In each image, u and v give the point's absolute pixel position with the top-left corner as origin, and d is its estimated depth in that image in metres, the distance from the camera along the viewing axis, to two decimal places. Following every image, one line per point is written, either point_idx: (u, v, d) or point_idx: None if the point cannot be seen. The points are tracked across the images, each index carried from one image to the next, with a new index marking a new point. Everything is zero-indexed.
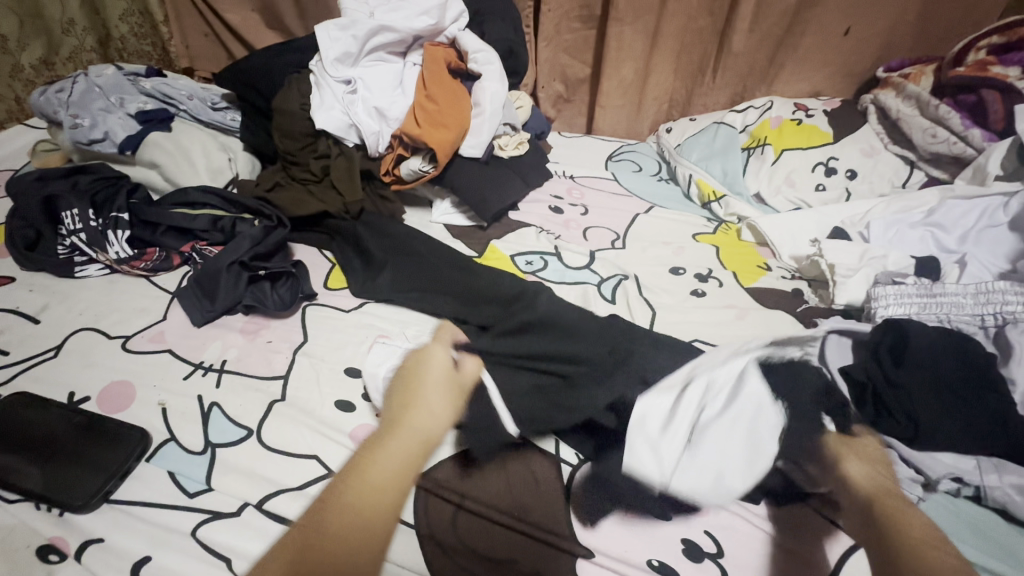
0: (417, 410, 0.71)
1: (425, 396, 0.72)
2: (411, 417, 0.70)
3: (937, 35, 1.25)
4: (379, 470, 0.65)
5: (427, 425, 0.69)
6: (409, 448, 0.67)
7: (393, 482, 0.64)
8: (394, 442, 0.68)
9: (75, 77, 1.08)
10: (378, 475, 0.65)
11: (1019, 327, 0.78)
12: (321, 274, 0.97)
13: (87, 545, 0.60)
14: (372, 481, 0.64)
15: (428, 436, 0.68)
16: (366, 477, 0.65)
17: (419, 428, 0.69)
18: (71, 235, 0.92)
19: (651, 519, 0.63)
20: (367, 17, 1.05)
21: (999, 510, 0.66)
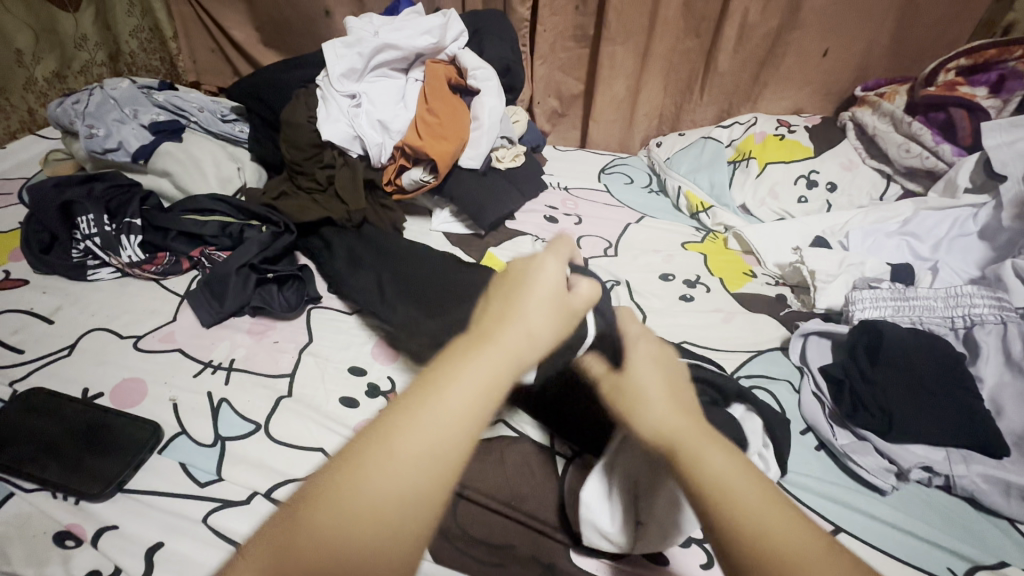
0: (512, 321, 0.43)
1: (525, 304, 0.45)
2: (500, 331, 0.42)
3: (909, 56, 1.33)
4: (442, 399, 0.37)
5: (529, 332, 0.43)
6: (486, 374, 0.39)
7: (458, 425, 0.37)
8: (474, 367, 0.39)
9: (91, 90, 1.13)
10: (433, 422, 0.37)
11: (986, 328, 0.83)
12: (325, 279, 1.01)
13: (102, 532, 0.62)
14: (424, 433, 0.36)
15: (521, 354, 0.42)
16: (390, 447, 0.35)
17: (507, 344, 0.41)
18: (85, 239, 0.95)
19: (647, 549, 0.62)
20: (372, 36, 1.10)
21: (968, 499, 0.70)
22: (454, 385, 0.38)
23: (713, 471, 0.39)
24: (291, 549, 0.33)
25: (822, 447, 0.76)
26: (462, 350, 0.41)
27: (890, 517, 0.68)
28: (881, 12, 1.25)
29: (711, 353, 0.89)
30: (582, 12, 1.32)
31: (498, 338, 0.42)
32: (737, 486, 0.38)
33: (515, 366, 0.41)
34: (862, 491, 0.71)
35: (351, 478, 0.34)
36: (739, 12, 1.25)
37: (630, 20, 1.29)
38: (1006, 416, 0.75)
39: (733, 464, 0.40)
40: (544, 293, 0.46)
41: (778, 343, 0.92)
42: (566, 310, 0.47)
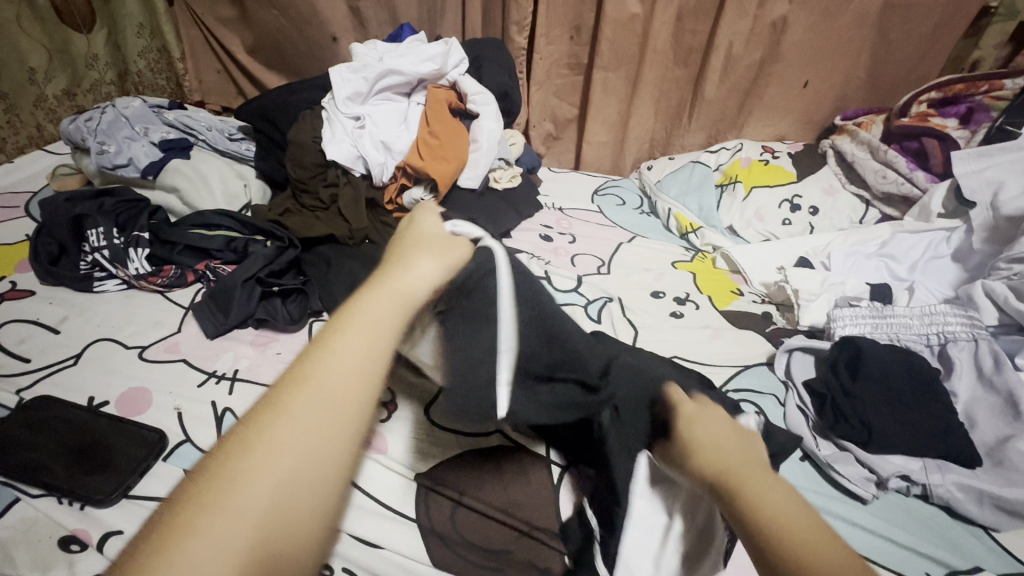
0: (401, 271, 0.52)
1: (410, 260, 0.55)
2: (386, 279, 0.51)
3: (884, 89, 1.41)
4: (339, 351, 0.43)
5: (411, 278, 0.52)
6: (379, 315, 0.47)
7: (360, 368, 0.43)
8: (362, 309, 0.47)
9: (103, 108, 1.17)
10: (334, 372, 0.42)
11: (959, 345, 0.88)
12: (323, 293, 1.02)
13: (107, 537, 0.63)
14: (323, 390, 0.41)
15: (411, 295, 0.51)
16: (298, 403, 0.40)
17: (395, 290, 0.50)
18: (93, 252, 0.98)
19: None
20: (377, 62, 1.16)
21: (945, 507, 0.74)
22: (346, 336, 0.44)
23: (781, 516, 0.41)
24: (200, 500, 0.35)
25: (807, 458, 0.79)
26: (356, 302, 0.48)
27: (873, 525, 0.71)
28: (857, 47, 1.33)
29: (700, 368, 0.93)
30: (576, 42, 1.39)
31: (388, 285, 0.50)
32: (784, 513, 0.41)
33: (408, 305, 0.50)
34: (846, 500, 0.74)
35: (266, 439, 0.38)
36: (725, 44, 1.32)
37: (621, 50, 1.36)
38: (979, 428, 0.79)
39: (792, 504, 0.43)
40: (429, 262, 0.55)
41: (764, 359, 0.95)
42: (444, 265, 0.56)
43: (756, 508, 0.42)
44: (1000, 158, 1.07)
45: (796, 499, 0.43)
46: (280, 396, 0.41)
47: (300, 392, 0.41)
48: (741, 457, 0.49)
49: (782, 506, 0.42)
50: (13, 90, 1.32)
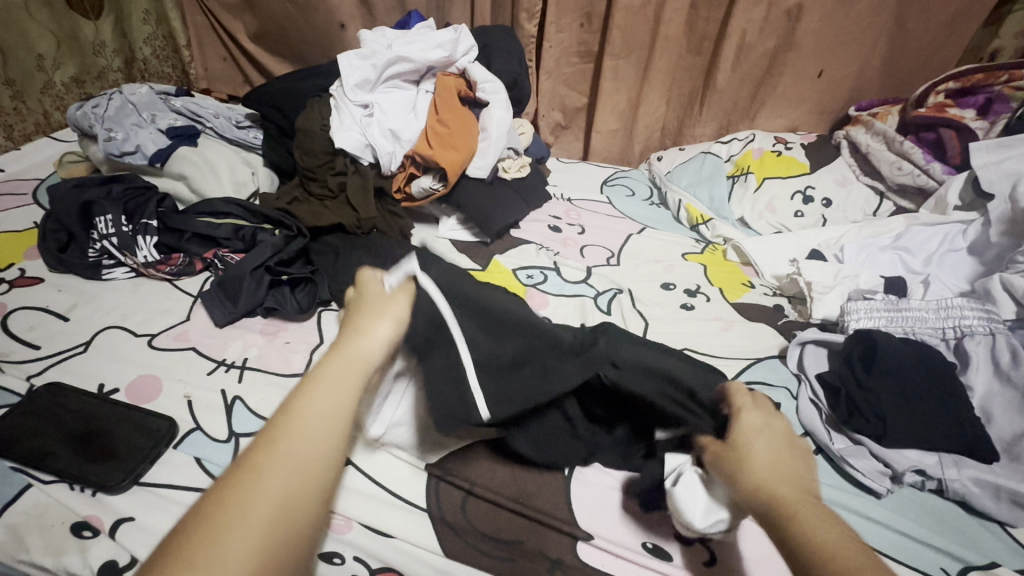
0: (360, 337, 0.54)
1: (374, 321, 0.56)
2: (345, 345, 0.53)
3: (900, 79, 1.39)
4: (304, 415, 0.45)
5: (368, 346, 0.53)
6: (341, 382, 0.48)
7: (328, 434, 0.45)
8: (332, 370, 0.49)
9: (110, 94, 1.16)
10: (300, 437, 0.44)
11: (976, 339, 0.87)
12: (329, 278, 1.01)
13: (119, 523, 0.63)
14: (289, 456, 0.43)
15: (367, 361, 0.52)
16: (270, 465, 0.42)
17: (350, 357, 0.51)
18: (101, 239, 0.97)
19: (655, 557, 0.63)
20: (386, 49, 1.14)
21: (960, 501, 0.73)
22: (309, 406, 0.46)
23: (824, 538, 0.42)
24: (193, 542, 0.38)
25: (819, 451, 0.78)
26: (316, 371, 0.49)
27: (887, 519, 0.70)
28: (873, 36, 1.31)
29: (712, 360, 0.92)
30: (587, 29, 1.37)
31: (349, 352, 0.52)
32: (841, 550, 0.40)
33: (365, 372, 0.51)
34: (859, 493, 0.74)
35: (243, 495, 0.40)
36: (738, 32, 1.30)
37: (632, 37, 1.34)
38: (995, 423, 0.78)
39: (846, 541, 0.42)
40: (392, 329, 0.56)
41: (776, 352, 0.95)
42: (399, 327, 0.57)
43: (805, 537, 0.42)
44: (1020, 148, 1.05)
45: (841, 531, 0.43)
46: (251, 462, 0.42)
47: (267, 461, 0.42)
48: (792, 484, 0.47)
49: (828, 536, 0.42)
50: (21, 77, 1.31)
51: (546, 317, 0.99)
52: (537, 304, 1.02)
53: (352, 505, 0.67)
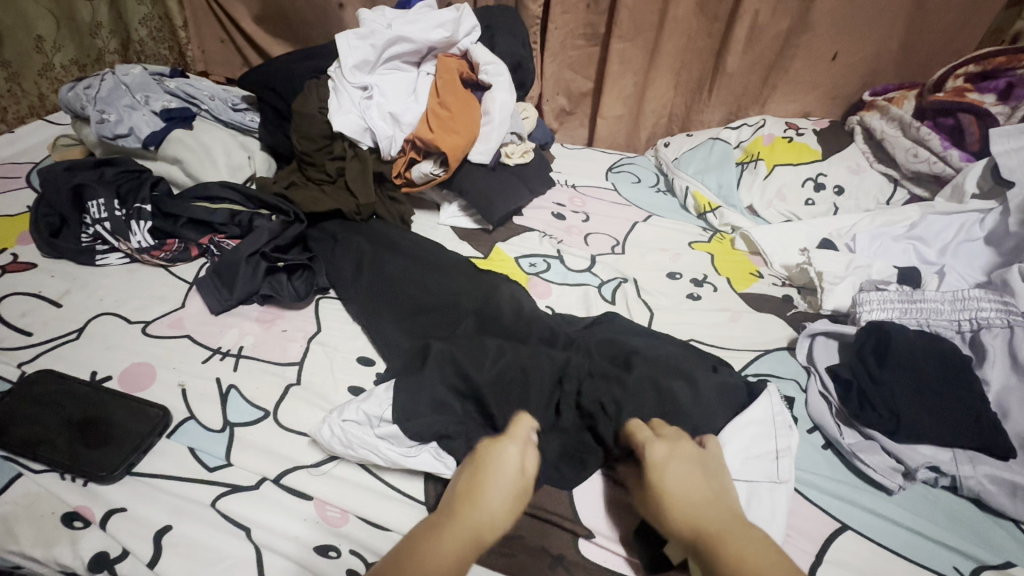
0: (482, 499, 0.54)
1: (488, 490, 0.55)
2: (467, 509, 0.53)
3: (918, 63, 1.34)
4: (430, 568, 0.48)
5: (484, 515, 0.53)
6: (458, 545, 0.50)
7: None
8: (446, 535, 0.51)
9: (103, 75, 1.13)
10: None
11: (992, 332, 0.84)
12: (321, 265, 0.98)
13: (110, 514, 0.62)
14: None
15: (484, 529, 0.53)
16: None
17: (469, 522, 0.52)
18: (95, 224, 0.96)
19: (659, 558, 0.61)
20: (385, 28, 1.10)
21: (974, 499, 0.71)
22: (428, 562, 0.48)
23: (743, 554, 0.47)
24: None
25: (829, 446, 0.76)
26: (444, 527, 0.52)
27: (898, 516, 0.68)
28: (892, 17, 1.26)
29: (718, 351, 0.90)
30: (594, 10, 1.32)
31: (467, 514, 0.53)
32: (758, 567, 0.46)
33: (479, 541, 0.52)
34: (869, 490, 0.71)
35: None
36: (750, 12, 1.25)
37: (641, 19, 1.30)
38: (1011, 418, 0.76)
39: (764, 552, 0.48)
40: (514, 471, 0.57)
41: (784, 344, 0.92)
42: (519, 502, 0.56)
43: (734, 569, 0.46)
44: None
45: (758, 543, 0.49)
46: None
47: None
48: (709, 509, 0.52)
49: (751, 546, 0.48)
50: (16, 58, 1.28)
51: (548, 306, 0.97)
52: (539, 293, 1.00)
53: (349, 498, 0.66)
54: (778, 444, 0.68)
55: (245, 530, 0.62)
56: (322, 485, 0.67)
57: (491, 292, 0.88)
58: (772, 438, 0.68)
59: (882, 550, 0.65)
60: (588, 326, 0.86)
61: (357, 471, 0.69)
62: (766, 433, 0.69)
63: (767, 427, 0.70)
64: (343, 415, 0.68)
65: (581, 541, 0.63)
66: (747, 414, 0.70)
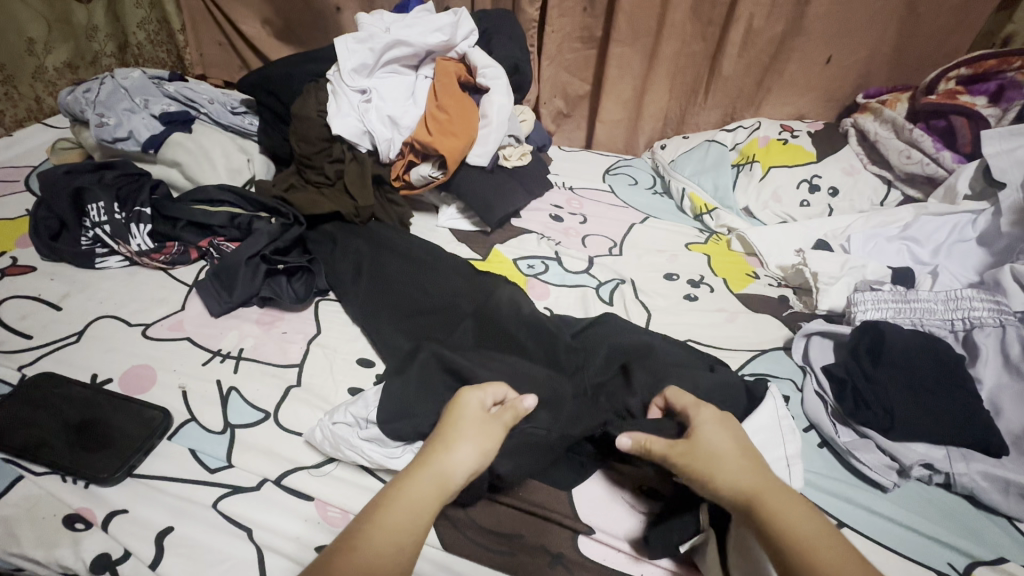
0: (443, 450, 0.54)
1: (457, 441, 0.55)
2: (427, 461, 0.53)
3: (910, 66, 1.36)
4: (398, 520, 0.48)
5: (450, 465, 0.53)
6: (419, 498, 0.50)
7: (406, 538, 0.48)
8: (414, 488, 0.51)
9: (102, 79, 1.14)
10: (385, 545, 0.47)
11: (985, 331, 0.85)
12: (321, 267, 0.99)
13: (112, 516, 0.62)
14: (372, 551, 0.46)
15: (449, 480, 0.52)
16: (356, 556, 0.45)
17: (433, 474, 0.52)
18: (94, 227, 0.96)
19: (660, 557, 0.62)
20: (383, 32, 1.11)
21: (967, 496, 0.71)
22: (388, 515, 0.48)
23: (790, 522, 0.48)
24: None
25: (825, 445, 0.77)
26: (402, 481, 0.51)
27: (892, 513, 0.69)
28: (885, 21, 1.28)
29: (715, 352, 0.91)
30: (590, 14, 1.33)
31: (426, 466, 0.53)
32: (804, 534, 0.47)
33: (443, 492, 0.51)
34: (864, 487, 0.72)
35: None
36: (745, 16, 1.27)
37: (637, 23, 1.31)
38: (1004, 416, 0.77)
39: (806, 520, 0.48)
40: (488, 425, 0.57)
41: (780, 343, 0.93)
42: (487, 455, 0.55)
43: (780, 533, 0.48)
44: None
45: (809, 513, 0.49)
46: (343, 552, 0.46)
47: (356, 553, 0.46)
48: (757, 480, 0.52)
49: (794, 516, 0.49)
50: (12, 62, 1.29)
51: (547, 308, 0.97)
52: (537, 294, 1.00)
53: (349, 498, 0.66)
54: (787, 450, 0.68)
55: (247, 531, 0.62)
56: (323, 486, 0.67)
57: (490, 294, 0.89)
58: (781, 444, 0.68)
59: (877, 547, 0.66)
60: (586, 326, 0.86)
61: (356, 471, 0.69)
62: (774, 437, 0.69)
63: (775, 432, 0.69)
64: (345, 419, 0.69)
65: (581, 538, 0.64)
66: (754, 418, 0.70)
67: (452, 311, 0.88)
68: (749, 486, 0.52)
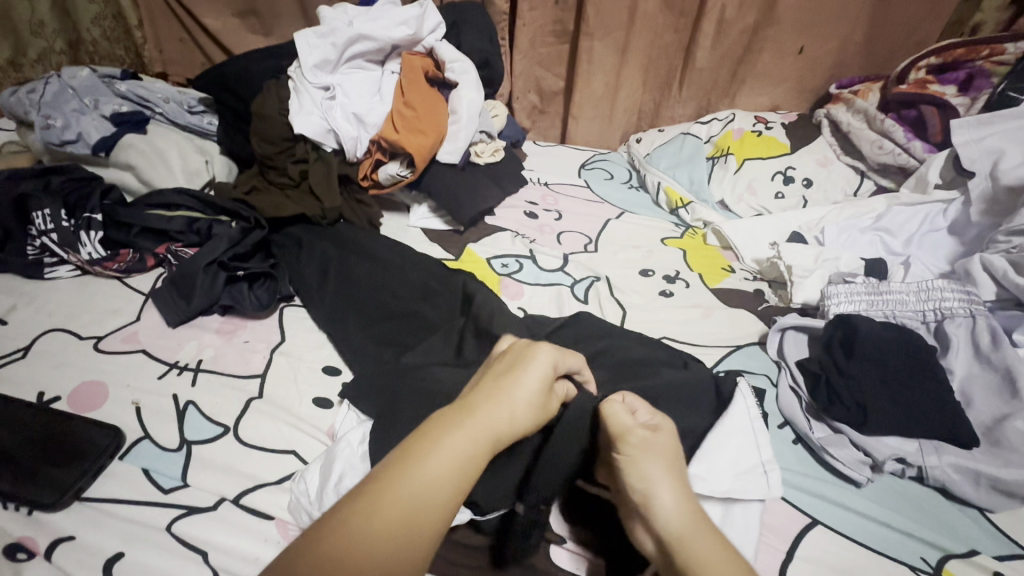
0: (496, 404, 0.48)
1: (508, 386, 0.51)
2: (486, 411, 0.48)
3: (881, 55, 1.36)
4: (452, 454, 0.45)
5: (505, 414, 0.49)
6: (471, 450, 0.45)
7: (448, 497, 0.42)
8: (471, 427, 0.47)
9: (48, 78, 1.08)
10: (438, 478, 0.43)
11: (956, 321, 0.85)
12: (285, 272, 0.96)
13: (57, 544, 0.58)
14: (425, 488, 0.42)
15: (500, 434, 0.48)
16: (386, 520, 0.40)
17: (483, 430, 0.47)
18: (40, 236, 0.91)
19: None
20: (346, 26, 1.07)
21: (939, 488, 0.71)
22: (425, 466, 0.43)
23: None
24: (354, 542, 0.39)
25: (799, 441, 0.76)
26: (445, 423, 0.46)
27: (865, 508, 0.69)
28: (855, 11, 1.27)
29: (689, 348, 0.90)
30: (561, 6, 1.31)
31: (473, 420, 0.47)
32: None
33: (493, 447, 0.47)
34: (839, 484, 0.72)
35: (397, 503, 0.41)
36: (717, 7, 1.26)
37: (610, 16, 1.28)
38: (975, 407, 0.77)
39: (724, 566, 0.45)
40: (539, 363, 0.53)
41: (755, 338, 0.92)
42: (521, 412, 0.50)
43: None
44: (1002, 125, 1.03)
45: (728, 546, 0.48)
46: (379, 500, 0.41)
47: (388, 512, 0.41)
48: (690, 517, 0.49)
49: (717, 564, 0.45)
50: None
51: (521, 308, 0.95)
52: (511, 294, 0.98)
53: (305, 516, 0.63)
54: (763, 456, 0.66)
55: (202, 554, 0.59)
56: (285, 504, 0.64)
57: (460, 296, 0.87)
58: (757, 447, 0.66)
59: (850, 543, 0.65)
60: (559, 326, 0.84)
61: None
62: (750, 440, 0.67)
63: (750, 434, 0.68)
64: (339, 494, 0.61)
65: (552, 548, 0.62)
66: (731, 418, 0.68)
67: (420, 312, 0.85)
68: (675, 529, 0.49)
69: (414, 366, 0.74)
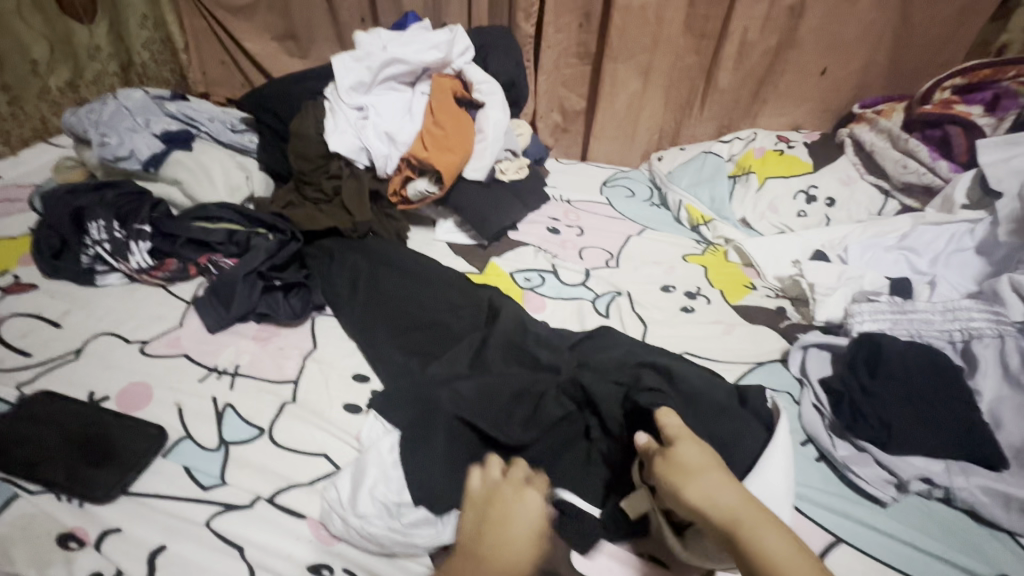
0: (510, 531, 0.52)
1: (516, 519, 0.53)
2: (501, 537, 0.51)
3: (906, 76, 1.37)
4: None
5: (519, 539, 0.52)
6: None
7: None
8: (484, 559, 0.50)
9: (105, 99, 1.16)
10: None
11: (984, 342, 0.84)
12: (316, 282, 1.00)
13: (105, 535, 0.62)
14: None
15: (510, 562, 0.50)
16: None
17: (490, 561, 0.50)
18: (94, 245, 0.97)
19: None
20: (380, 51, 1.13)
21: (968, 511, 0.71)
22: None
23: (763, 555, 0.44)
24: None
25: (822, 459, 0.76)
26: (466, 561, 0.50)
27: (890, 528, 0.69)
28: (877, 34, 1.29)
29: (710, 364, 0.90)
30: (585, 30, 1.35)
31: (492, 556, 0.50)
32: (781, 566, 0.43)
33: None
34: (863, 502, 0.71)
35: None
36: (739, 30, 1.29)
37: (633, 39, 1.32)
38: (1005, 429, 0.76)
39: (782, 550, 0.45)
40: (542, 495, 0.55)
41: (777, 355, 0.92)
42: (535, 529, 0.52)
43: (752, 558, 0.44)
44: None
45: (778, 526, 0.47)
46: None
47: None
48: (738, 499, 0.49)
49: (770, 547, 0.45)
50: (16, 82, 1.31)
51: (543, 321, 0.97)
52: (534, 307, 1.00)
53: None
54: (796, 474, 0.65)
55: (240, 550, 0.62)
56: (317, 505, 0.67)
57: (486, 306, 0.90)
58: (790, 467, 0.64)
59: (874, 562, 0.65)
60: (582, 339, 0.85)
61: None
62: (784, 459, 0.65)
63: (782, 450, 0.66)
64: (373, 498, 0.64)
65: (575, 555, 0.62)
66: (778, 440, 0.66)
67: (448, 322, 0.88)
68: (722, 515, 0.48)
69: (440, 376, 0.77)
